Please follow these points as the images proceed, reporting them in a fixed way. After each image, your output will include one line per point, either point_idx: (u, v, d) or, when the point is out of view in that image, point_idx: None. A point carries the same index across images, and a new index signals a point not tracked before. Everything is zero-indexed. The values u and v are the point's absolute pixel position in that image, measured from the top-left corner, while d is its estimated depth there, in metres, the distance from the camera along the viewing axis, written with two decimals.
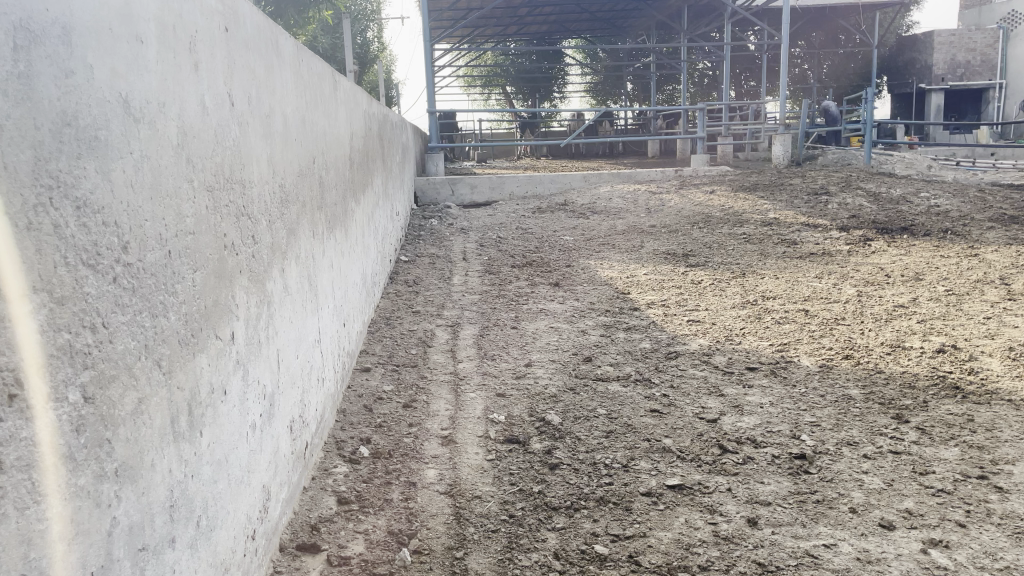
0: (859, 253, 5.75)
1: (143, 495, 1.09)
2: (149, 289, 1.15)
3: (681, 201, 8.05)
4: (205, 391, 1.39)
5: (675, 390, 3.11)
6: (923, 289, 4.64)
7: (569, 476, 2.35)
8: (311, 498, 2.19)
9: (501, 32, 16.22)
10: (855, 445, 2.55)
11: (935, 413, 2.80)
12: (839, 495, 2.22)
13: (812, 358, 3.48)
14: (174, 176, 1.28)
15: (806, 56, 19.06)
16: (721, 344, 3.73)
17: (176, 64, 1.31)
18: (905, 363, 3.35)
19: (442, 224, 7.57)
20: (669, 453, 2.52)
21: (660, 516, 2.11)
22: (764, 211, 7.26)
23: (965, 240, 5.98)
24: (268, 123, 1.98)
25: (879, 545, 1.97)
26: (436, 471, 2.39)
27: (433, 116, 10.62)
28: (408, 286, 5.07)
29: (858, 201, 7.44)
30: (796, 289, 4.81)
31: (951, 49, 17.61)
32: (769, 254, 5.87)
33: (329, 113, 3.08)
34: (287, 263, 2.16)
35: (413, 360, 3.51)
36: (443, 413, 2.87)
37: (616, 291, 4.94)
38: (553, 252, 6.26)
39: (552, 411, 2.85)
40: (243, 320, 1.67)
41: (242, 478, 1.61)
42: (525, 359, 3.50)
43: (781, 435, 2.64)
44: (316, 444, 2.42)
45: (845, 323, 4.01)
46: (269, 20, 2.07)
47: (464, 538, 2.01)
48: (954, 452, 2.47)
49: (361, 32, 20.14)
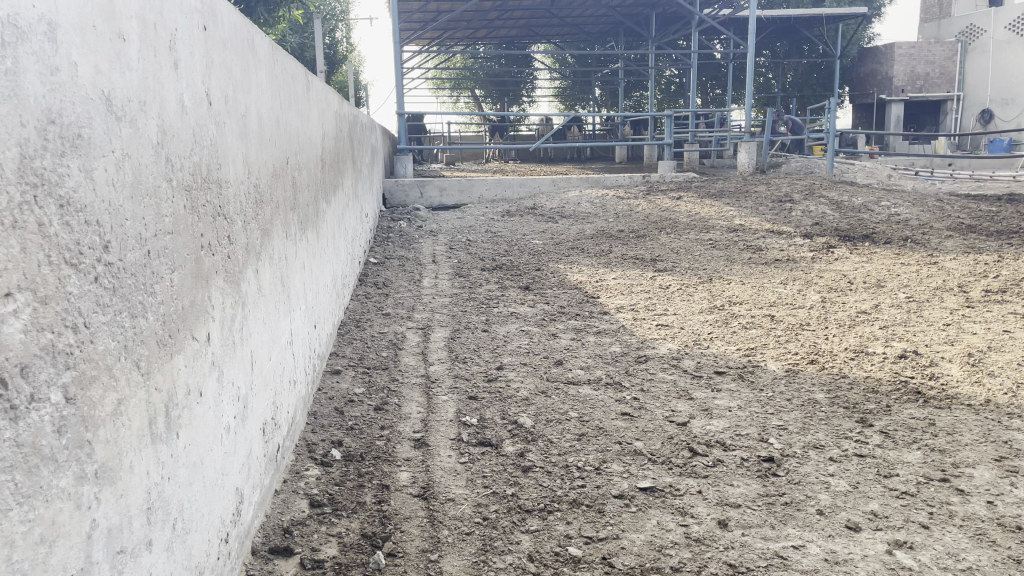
0: (822, 260, 5.87)
1: (121, 498, 1.08)
2: (129, 290, 1.14)
3: (649, 207, 8.12)
4: (181, 393, 1.38)
5: (645, 393, 3.15)
6: (885, 295, 4.74)
7: (542, 478, 2.36)
8: (282, 501, 2.18)
9: (471, 35, 16.22)
10: (821, 448, 2.60)
11: (898, 417, 2.86)
12: (807, 497, 2.27)
13: (778, 362, 3.54)
14: (154, 175, 1.26)
15: (771, 66, 19.35)
16: (690, 349, 3.77)
17: (157, 63, 1.30)
18: (869, 368, 3.42)
19: (411, 226, 7.55)
20: (640, 456, 2.54)
21: (632, 518, 2.14)
22: (730, 218, 7.36)
23: (925, 248, 6.12)
24: (244, 122, 1.97)
25: (846, 546, 2.01)
26: (409, 474, 2.39)
27: (402, 119, 10.59)
28: (377, 289, 5.05)
29: (821, 209, 7.58)
30: (762, 295, 4.88)
31: (911, 61, 18.00)
32: (735, 260, 5.95)
33: (302, 114, 3.06)
34: (261, 264, 2.14)
35: (384, 362, 3.50)
36: (415, 416, 2.86)
37: (586, 295, 4.97)
38: (522, 255, 6.28)
39: (524, 415, 2.86)
40: (218, 321, 1.65)
41: (216, 481, 1.59)
42: (497, 362, 3.51)
43: (749, 438, 2.68)
44: (288, 446, 2.41)
45: (810, 329, 4.08)
46: (246, 20, 2.06)
47: (437, 541, 2.01)
48: (917, 456, 2.53)
49: (330, 31, 19.98)
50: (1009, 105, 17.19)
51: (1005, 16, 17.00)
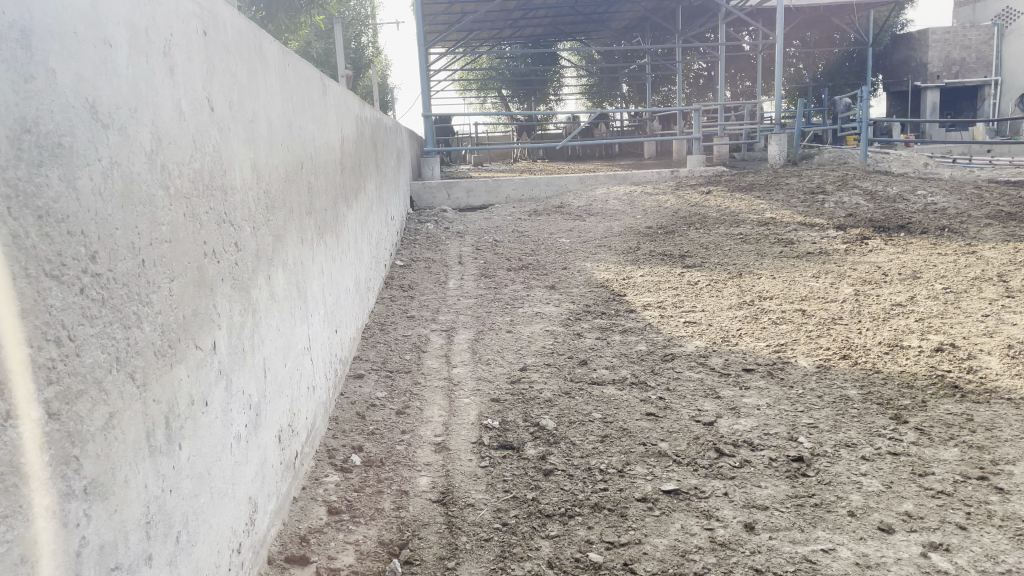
0: (856, 252, 5.73)
1: (116, 513, 1.06)
2: (121, 300, 1.12)
3: (678, 202, 8.02)
4: (184, 404, 1.36)
5: (672, 392, 3.08)
6: (921, 287, 4.61)
7: (564, 482, 2.32)
8: (300, 508, 2.16)
9: (495, 35, 16.21)
10: (853, 446, 2.52)
11: (934, 413, 2.76)
12: (837, 498, 2.19)
13: (809, 358, 3.45)
14: (148, 182, 1.24)
15: (801, 56, 19.09)
16: (718, 346, 3.70)
17: (149, 70, 1.28)
18: (903, 362, 3.32)
19: (438, 228, 7.54)
20: (665, 458, 2.49)
21: (655, 522, 2.08)
22: (761, 211, 7.23)
23: (962, 237, 5.95)
24: (252, 128, 1.95)
25: (879, 550, 1.93)
26: (429, 478, 2.36)
27: (428, 121, 10.59)
28: (402, 291, 5.03)
29: (854, 200, 7.42)
30: (793, 289, 4.78)
31: (946, 47, 17.62)
32: (766, 254, 5.84)
33: (318, 120, 3.05)
34: (274, 270, 2.12)
35: (407, 366, 3.48)
36: (437, 419, 2.83)
37: (612, 293, 4.91)
38: (549, 254, 6.23)
39: (547, 416, 2.82)
40: (225, 329, 1.64)
41: (226, 492, 1.57)
42: (520, 363, 3.47)
43: (778, 437, 2.61)
44: (307, 453, 2.39)
45: (843, 323, 3.98)
46: (252, 25, 2.04)
47: (455, 548, 1.97)
48: (954, 453, 2.44)
49: (355, 37, 20.09)
50: None
51: None
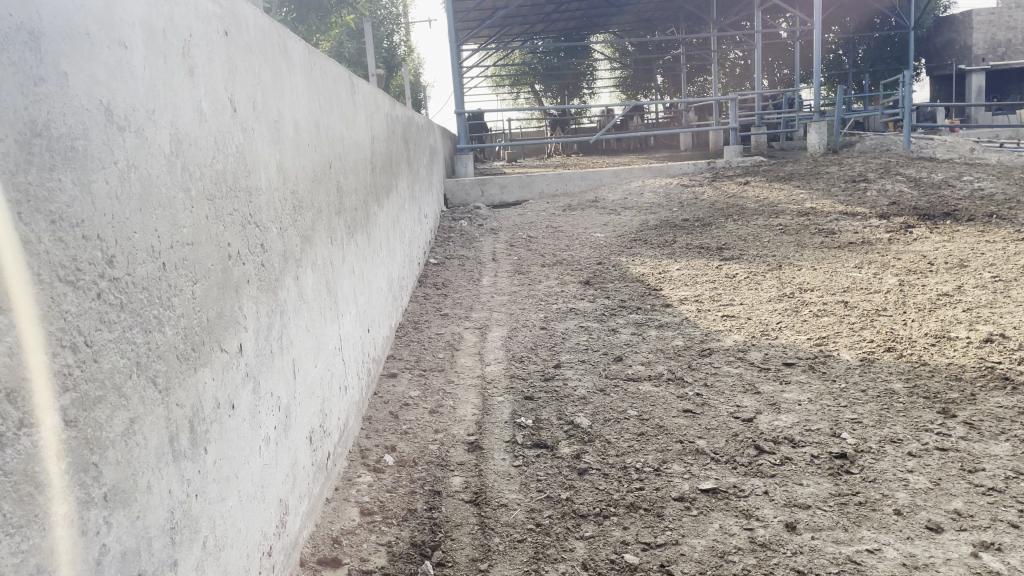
0: (900, 241, 5.59)
1: (138, 520, 1.05)
2: (141, 304, 1.11)
3: (714, 194, 7.90)
4: (209, 407, 1.35)
5: (709, 388, 3.02)
6: (969, 276, 4.47)
7: (599, 481, 2.28)
8: (333, 509, 2.15)
9: (528, 30, 16.15)
10: (899, 442, 2.43)
11: (985, 406, 2.66)
12: (883, 496, 2.12)
13: (852, 351, 3.36)
14: (168, 185, 1.23)
15: (840, 42, 18.74)
16: (757, 340, 3.62)
17: (168, 70, 1.27)
18: (951, 354, 3.21)
19: (472, 225, 7.52)
20: (703, 455, 2.43)
21: (693, 522, 2.03)
22: (801, 201, 7.09)
23: (1012, 224, 5.76)
24: (277, 128, 1.94)
25: (927, 549, 1.86)
26: (462, 478, 2.33)
27: (461, 118, 10.56)
28: (436, 290, 5.02)
29: (898, 187, 7.24)
30: (834, 281, 4.66)
31: (991, 28, 17.27)
32: (806, 244, 5.72)
33: (347, 119, 3.04)
34: (302, 271, 2.11)
35: (440, 364, 3.46)
36: (470, 418, 2.81)
37: (648, 288, 4.84)
38: (584, 250, 6.16)
39: (582, 414, 2.78)
40: (253, 331, 1.63)
41: (255, 495, 1.56)
42: (555, 360, 3.43)
43: (820, 433, 2.53)
44: (340, 453, 2.38)
45: (887, 315, 3.86)
46: (276, 24, 2.04)
47: (488, 549, 1.95)
48: (1006, 448, 2.34)
49: (388, 36, 20.17)
50: None
51: None
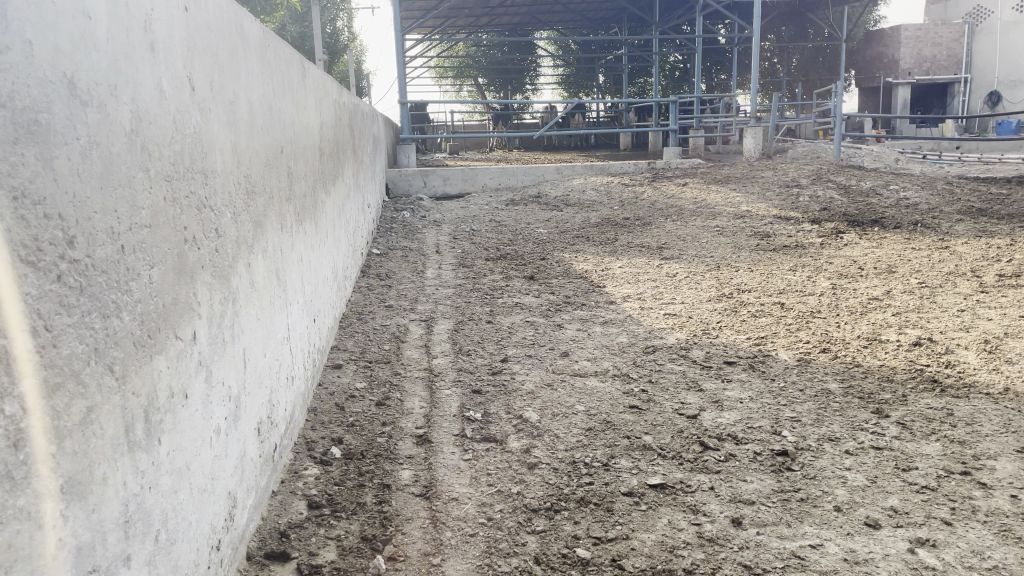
0: (831, 246, 5.77)
1: (94, 514, 1.01)
2: (100, 288, 1.06)
3: (654, 193, 8.01)
4: (163, 396, 1.30)
5: (654, 384, 3.06)
6: (897, 281, 4.64)
7: (548, 475, 2.29)
8: (280, 503, 2.10)
9: (472, 23, 16.07)
10: (836, 440, 2.51)
11: (915, 408, 2.77)
12: (823, 493, 2.18)
13: (789, 351, 3.45)
14: (128, 164, 1.18)
15: (776, 51, 19.20)
16: (699, 338, 3.69)
17: (130, 44, 1.21)
18: (883, 356, 3.33)
19: (415, 216, 7.46)
20: (650, 451, 2.46)
21: (643, 517, 2.06)
22: (737, 204, 7.25)
23: (935, 233, 6.00)
24: (232, 110, 1.88)
25: (866, 545, 1.92)
26: (411, 472, 2.31)
27: (404, 108, 10.44)
28: (380, 281, 4.96)
29: (828, 194, 7.46)
30: (771, 282, 4.79)
31: (918, 44, 17.75)
32: (743, 246, 5.85)
33: (298, 102, 2.97)
34: (254, 258, 2.06)
35: (386, 356, 3.42)
36: (418, 411, 2.79)
37: (592, 284, 4.89)
38: (527, 245, 6.18)
39: (530, 409, 2.79)
40: (206, 317, 1.58)
41: (206, 487, 1.52)
42: (501, 354, 3.43)
43: (762, 431, 2.60)
44: (285, 445, 2.33)
45: (822, 316, 3.98)
46: (233, 1, 1.97)
47: (440, 544, 1.93)
48: (936, 447, 2.44)
49: (330, 21, 19.81)
50: (1016, 87, 16.68)
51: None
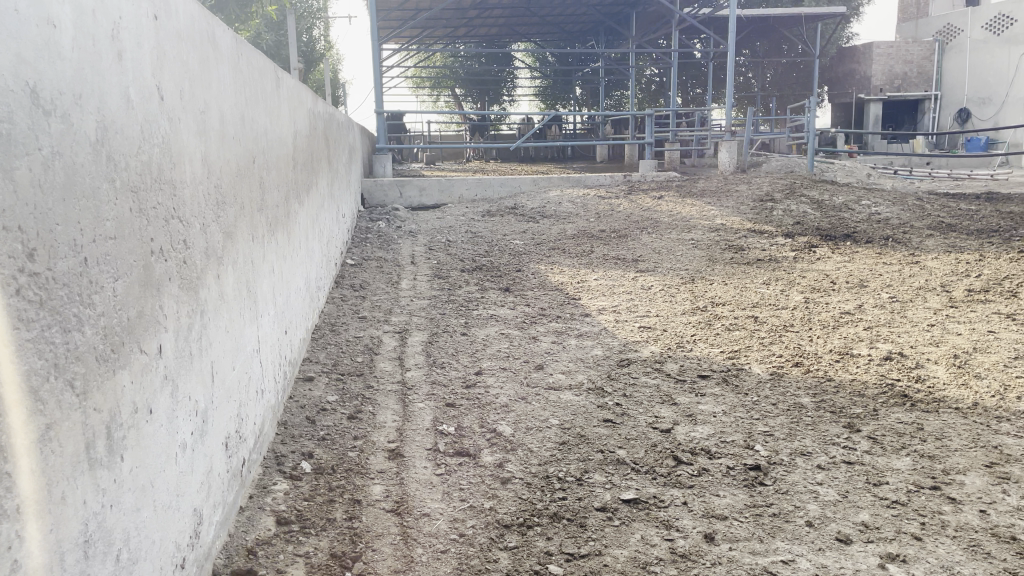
0: (804, 260, 5.82)
1: (52, 534, 0.98)
2: (61, 301, 1.03)
3: (630, 206, 8.05)
4: (127, 412, 1.27)
5: (628, 398, 3.06)
6: (868, 295, 4.69)
7: (521, 490, 2.27)
8: (247, 519, 2.07)
9: (450, 34, 16.08)
10: (808, 455, 2.52)
11: (886, 422, 2.79)
12: (795, 508, 2.18)
13: (762, 365, 3.47)
14: (92, 175, 1.15)
15: (750, 65, 19.44)
16: (673, 351, 3.69)
17: (97, 53, 1.19)
18: (854, 370, 3.36)
19: (390, 227, 7.42)
20: (623, 466, 2.45)
21: (616, 533, 2.05)
22: (712, 217, 7.30)
23: (906, 247, 6.08)
24: (203, 119, 1.86)
25: (837, 561, 1.93)
26: (383, 487, 2.28)
27: (381, 117, 10.41)
28: (354, 291, 4.92)
29: (801, 208, 7.54)
30: (745, 296, 4.81)
31: (889, 61, 17.99)
32: (718, 259, 5.89)
33: (271, 113, 2.95)
34: (223, 269, 2.02)
35: (359, 368, 3.39)
36: (390, 424, 2.76)
37: (567, 296, 4.88)
38: (502, 256, 6.17)
39: (504, 423, 2.77)
40: (172, 331, 1.55)
41: (170, 504, 1.48)
42: (476, 367, 3.41)
43: (735, 445, 2.60)
44: (254, 459, 2.29)
45: (794, 330, 4.01)
46: (204, 11, 1.95)
47: (411, 560, 1.91)
48: (906, 462, 2.46)
49: (307, 30, 19.73)
50: (986, 105, 16.91)
51: (982, 15, 16.84)
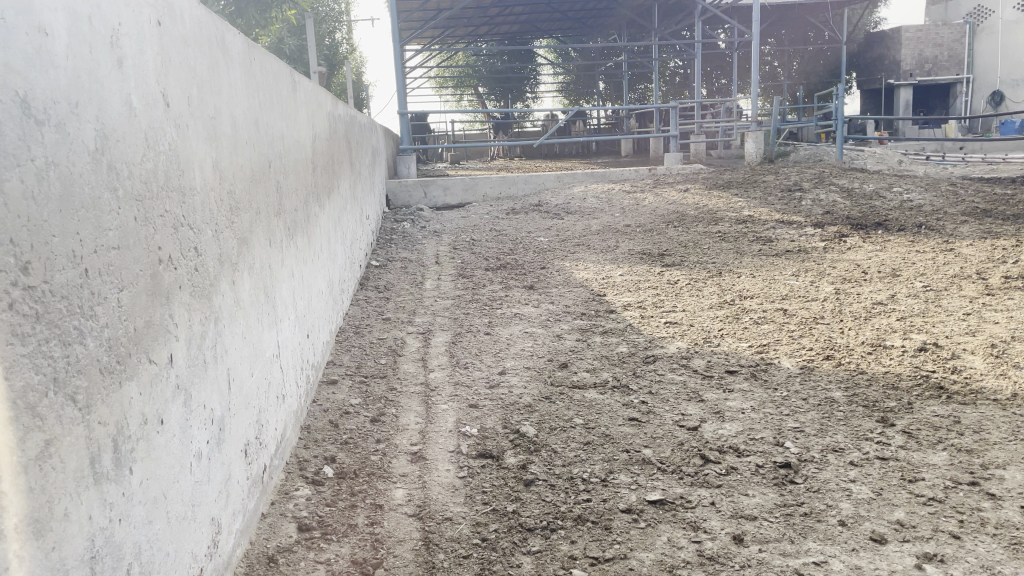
0: (835, 250, 5.70)
1: (53, 553, 0.96)
2: (59, 315, 1.02)
3: (655, 200, 7.96)
4: (135, 423, 1.25)
5: (654, 396, 3.00)
6: (901, 285, 4.58)
7: (545, 493, 2.23)
8: (269, 526, 2.05)
9: (472, 33, 16.05)
10: (841, 451, 2.45)
11: (921, 415, 2.71)
12: (828, 507, 2.12)
13: (792, 359, 3.39)
14: (92, 185, 1.14)
15: (776, 54, 19.19)
16: (700, 347, 3.63)
17: (94, 60, 1.17)
18: (887, 363, 3.27)
19: (415, 227, 7.41)
20: (650, 466, 2.41)
21: (642, 535, 2.00)
22: (740, 209, 7.19)
23: (940, 235, 5.93)
24: (213, 125, 1.85)
25: (872, 561, 1.86)
26: (405, 491, 2.26)
27: (404, 118, 10.40)
28: (378, 293, 4.92)
29: (831, 197, 7.40)
30: (773, 288, 4.72)
31: (919, 45, 17.65)
32: (745, 252, 5.79)
33: (287, 116, 2.94)
34: (238, 276, 2.01)
35: (382, 370, 3.37)
36: (413, 427, 2.74)
37: (592, 293, 4.83)
38: (527, 254, 6.13)
39: (527, 423, 2.73)
40: (185, 340, 1.53)
41: (185, 515, 1.47)
42: (499, 367, 3.38)
43: (764, 442, 2.54)
44: (276, 466, 2.28)
45: (825, 323, 3.92)
46: (212, 15, 1.93)
47: (432, 566, 1.88)
48: (943, 457, 2.38)
49: (330, 34, 19.83)
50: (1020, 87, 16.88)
51: None
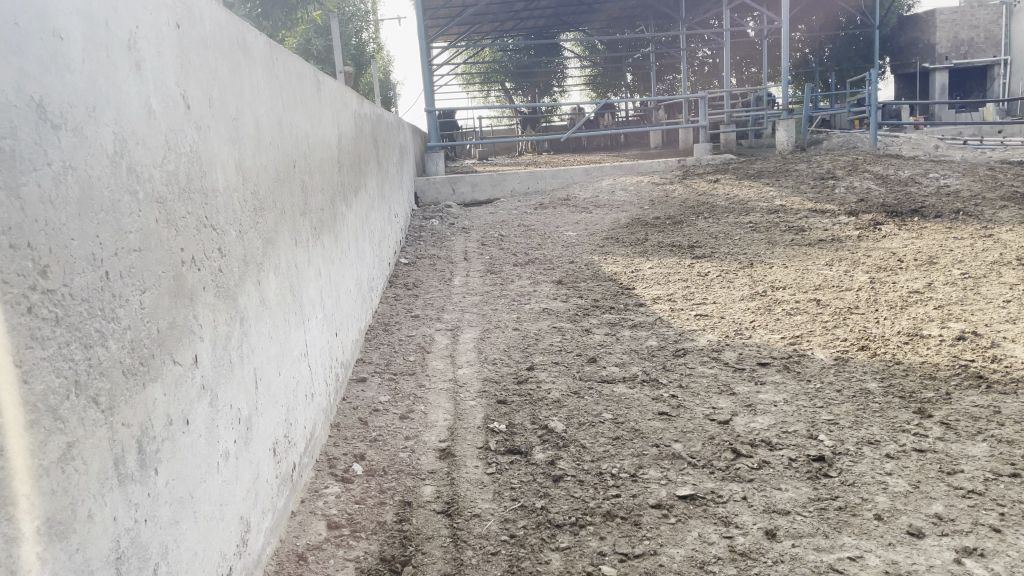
0: (869, 238, 5.60)
1: (78, 555, 0.97)
2: (80, 317, 1.02)
3: (684, 191, 7.88)
4: (160, 424, 1.26)
5: (684, 389, 2.97)
6: (938, 273, 4.48)
7: (574, 488, 2.21)
8: (298, 524, 2.06)
9: (498, 28, 16.06)
10: (876, 444, 2.40)
11: (960, 406, 2.64)
12: (862, 501, 2.08)
13: (826, 350, 3.33)
14: (111, 188, 1.14)
15: (807, 41, 18.91)
16: (731, 339, 3.58)
17: (111, 63, 1.18)
18: (924, 352, 3.20)
19: (443, 223, 7.42)
20: (680, 460, 2.38)
21: (672, 531, 1.98)
22: (771, 198, 7.10)
23: (978, 220, 5.80)
24: (236, 127, 1.85)
25: (909, 556, 1.82)
26: (433, 488, 2.26)
27: (432, 115, 10.42)
28: (407, 290, 4.93)
29: (865, 184, 7.28)
30: (806, 278, 4.64)
31: (954, 27, 17.41)
32: (777, 242, 5.71)
33: (311, 115, 2.95)
34: (264, 276, 2.02)
35: (411, 367, 3.38)
36: (442, 423, 2.74)
37: (621, 286, 4.80)
38: (555, 248, 6.10)
39: (556, 419, 2.71)
40: (210, 340, 1.54)
41: (213, 513, 1.48)
42: (528, 362, 3.36)
43: (797, 435, 2.49)
44: (305, 464, 2.29)
45: (859, 313, 3.85)
46: (232, 16, 1.94)
47: (461, 564, 1.87)
48: (983, 448, 2.32)
49: (357, 33, 19.95)
50: None
51: None
